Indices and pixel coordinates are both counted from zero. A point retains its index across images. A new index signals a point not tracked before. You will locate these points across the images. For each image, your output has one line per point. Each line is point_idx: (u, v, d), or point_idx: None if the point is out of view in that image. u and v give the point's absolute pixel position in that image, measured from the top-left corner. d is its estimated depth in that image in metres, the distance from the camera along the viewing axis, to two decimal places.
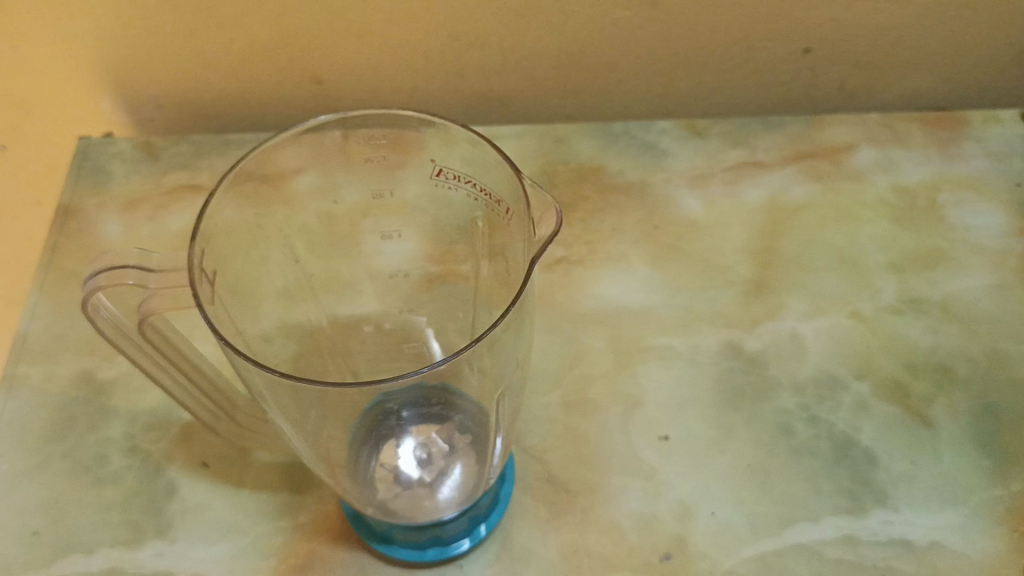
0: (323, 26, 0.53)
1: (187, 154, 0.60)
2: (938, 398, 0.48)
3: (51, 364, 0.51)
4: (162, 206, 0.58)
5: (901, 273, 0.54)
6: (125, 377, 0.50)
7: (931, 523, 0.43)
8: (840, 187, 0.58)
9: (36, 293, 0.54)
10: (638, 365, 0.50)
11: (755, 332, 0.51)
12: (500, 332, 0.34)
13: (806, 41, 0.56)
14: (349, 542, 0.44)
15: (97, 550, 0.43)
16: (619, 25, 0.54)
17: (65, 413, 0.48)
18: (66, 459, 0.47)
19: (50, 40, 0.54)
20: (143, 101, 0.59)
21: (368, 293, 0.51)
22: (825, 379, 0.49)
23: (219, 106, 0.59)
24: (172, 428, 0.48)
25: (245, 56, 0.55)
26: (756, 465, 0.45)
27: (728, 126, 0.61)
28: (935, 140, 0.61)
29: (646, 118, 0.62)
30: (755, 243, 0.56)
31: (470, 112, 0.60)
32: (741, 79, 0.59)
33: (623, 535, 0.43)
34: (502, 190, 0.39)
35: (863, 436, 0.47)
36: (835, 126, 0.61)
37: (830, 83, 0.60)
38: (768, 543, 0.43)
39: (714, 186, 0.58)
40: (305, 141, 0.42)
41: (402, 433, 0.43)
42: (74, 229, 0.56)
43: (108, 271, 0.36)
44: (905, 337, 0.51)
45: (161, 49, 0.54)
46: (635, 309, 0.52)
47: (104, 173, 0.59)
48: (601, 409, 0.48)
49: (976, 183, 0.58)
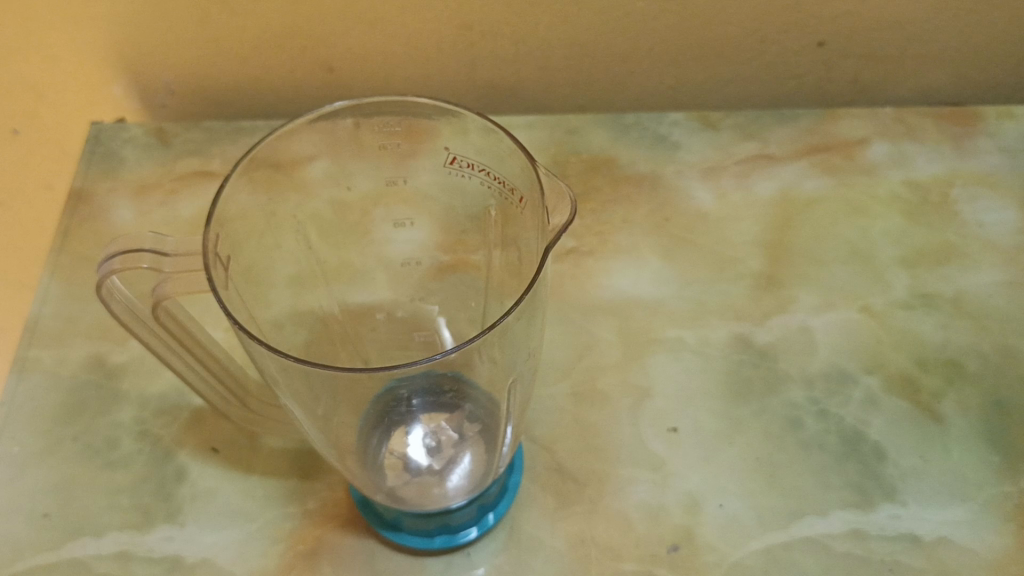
0: (336, 14, 0.53)
1: (200, 140, 0.60)
2: (948, 394, 0.48)
3: (63, 347, 0.51)
4: (172, 192, 0.58)
5: (912, 269, 0.54)
6: (137, 361, 0.50)
7: (940, 518, 0.43)
8: (852, 181, 0.58)
9: (48, 277, 0.54)
10: (648, 357, 0.50)
11: (765, 325, 0.51)
12: (512, 321, 0.34)
13: (820, 34, 0.56)
14: (358, 528, 0.44)
15: (107, 533, 0.44)
16: (632, 16, 0.54)
17: (76, 396, 0.49)
18: (77, 442, 0.47)
19: (63, 25, 0.54)
20: (156, 88, 0.59)
21: (380, 281, 0.51)
22: (836, 373, 0.49)
23: (231, 93, 0.59)
24: (182, 413, 0.48)
25: (257, 43, 0.55)
26: (765, 459, 0.45)
27: (741, 119, 0.61)
28: (949, 135, 0.60)
29: (658, 110, 0.62)
30: (766, 236, 0.55)
31: (481, 102, 0.60)
32: (753, 72, 0.59)
33: (630, 525, 0.43)
34: (516, 179, 0.39)
35: (872, 430, 0.47)
36: (848, 120, 0.61)
37: (844, 77, 0.60)
38: (776, 536, 0.43)
39: (726, 179, 0.58)
40: (317, 128, 0.42)
41: (412, 421, 0.43)
42: (85, 215, 0.57)
43: (123, 255, 0.36)
44: (916, 333, 0.51)
45: (173, 36, 0.54)
46: (645, 301, 0.52)
47: (116, 158, 0.59)
48: (610, 400, 0.48)
49: (990, 179, 0.58)
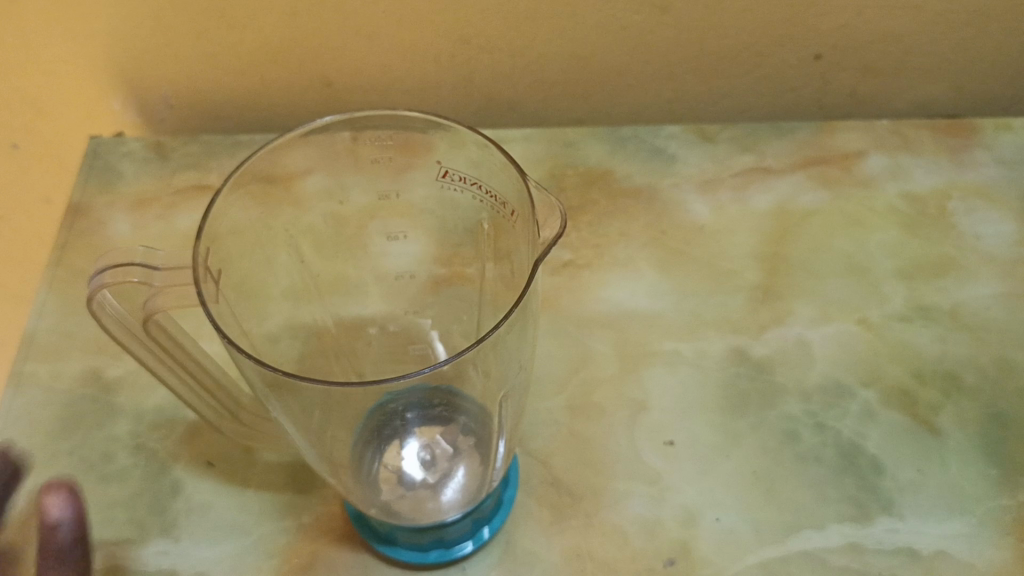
0: (334, 29, 0.53)
1: (198, 153, 0.60)
2: (946, 407, 0.48)
3: (58, 361, 0.51)
4: (170, 206, 0.58)
5: (910, 281, 0.54)
6: (132, 375, 0.50)
7: (939, 531, 0.43)
8: (849, 194, 0.58)
9: (45, 290, 0.54)
10: (644, 370, 0.50)
11: (762, 338, 0.51)
12: (504, 332, 0.34)
13: (816, 47, 0.56)
14: (352, 544, 0.44)
15: (101, 548, 0.44)
16: (630, 30, 0.54)
17: (71, 411, 0.49)
18: (72, 456, 0.47)
19: (62, 40, 0.54)
20: (155, 101, 0.59)
21: (373, 294, 0.51)
22: (833, 387, 0.49)
23: (230, 106, 0.59)
24: (178, 427, 0.48)
25: (256, 57, 0.55)
26: (761, 472, 0.45)
27: (738, 132, 0.61)
28: (947, 147, 0.60)
29: (656, 123, 0.62)
30: (763, 248, 0.55)
31: (477, 115, 0.60)
32: (751, 84, 0.59)
33: (626, 540, 0.43)
34: (508, 192, 0.39)
35: (870, 443, 0.46)
36: (845, 132, 0.61)
37: (841, 89, 0.60)
38: (773, 549, 0.43)
39: (723, 192, 0.58)
40: (313, 141, 0.42)
41: (406, 435, 0.43)
42: (83, 229, 0.57)
43: (114, 268, 0.36)
44: (914, 345, 0.50)
45: (172, 49, 0.55)
46: (643, 314, 0.52)
47: (114, 172, 0.60)
48: (606, 414, 0.48)
49: (987, 191, 0.58)
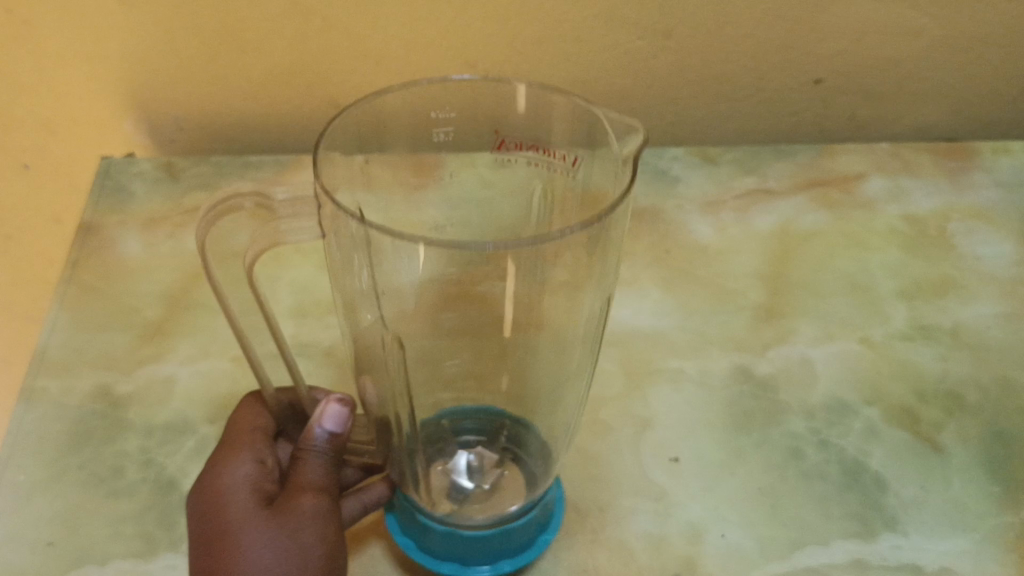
0: (343, 53, 0.55)
1: (208, 173, 0.61)
2: (948, 424, 0.48)
3: (68, 377, 0.51)
4: (182, 224, 0.60)
5: (911, 300, 0.54)
6: (143, 391, 0.51)
7: (942, 548, 0.43)
8: (850, 215, 0.59)
9: (56, 307, 0.55)
10: (650, 388, 0.50)
11: (766, 356, 0.51)
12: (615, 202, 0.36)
13: (817, 72, 0.58)
14: None
15: (110, 561, 0.43)
16: (633, 54, 0.55)
17: (82, 426, 0.49)
18: (82, 470, 0.47)
19: (75, 61, 0.55)
20: (166, 122, 0.60)
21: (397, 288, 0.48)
22: (836, 405, 0.49)
23: (241, 129, 0.61)
24: (186, 442, 0.49)
25: (268, 80, 0.56)
26: (766, 489, 0.45)
27: (739, 154, 0.63)
28: (946, 171, 0.62)
29: (658, 145, 0.63)
30: (765, 268, 0.56)
31: None
32: (753, 109, 0.60)
33: (633, 556, 0.43)
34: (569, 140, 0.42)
35: (873, 460, 0.47)
36: (845, 155, 0.62)
37: (840, 113, 0.61)
38: (777, 566, 0.42)
39: (725, 213, 0.59)
40: (343, 158, 0.39)
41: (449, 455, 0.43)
42: (93, 247, 0.58)
43: (230, 197, 0.36)
44: (915, 363, 0.51)
45: (185, 72, 0.56)
46: (646, 332, 0.53)
47: (124, 192, 0.61)
48: (613, 431, 0.48)
49: (986, 213, 0.59)
